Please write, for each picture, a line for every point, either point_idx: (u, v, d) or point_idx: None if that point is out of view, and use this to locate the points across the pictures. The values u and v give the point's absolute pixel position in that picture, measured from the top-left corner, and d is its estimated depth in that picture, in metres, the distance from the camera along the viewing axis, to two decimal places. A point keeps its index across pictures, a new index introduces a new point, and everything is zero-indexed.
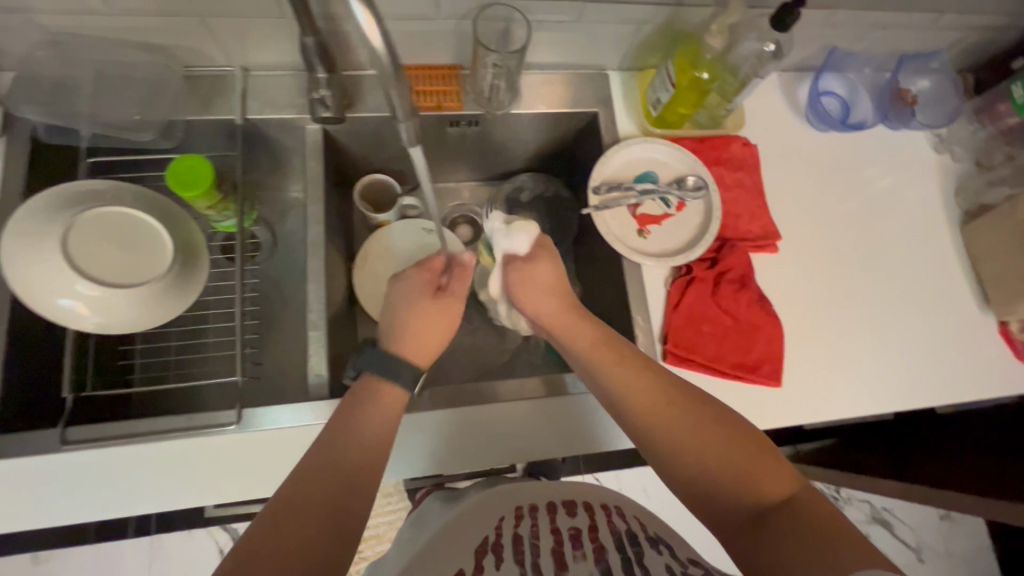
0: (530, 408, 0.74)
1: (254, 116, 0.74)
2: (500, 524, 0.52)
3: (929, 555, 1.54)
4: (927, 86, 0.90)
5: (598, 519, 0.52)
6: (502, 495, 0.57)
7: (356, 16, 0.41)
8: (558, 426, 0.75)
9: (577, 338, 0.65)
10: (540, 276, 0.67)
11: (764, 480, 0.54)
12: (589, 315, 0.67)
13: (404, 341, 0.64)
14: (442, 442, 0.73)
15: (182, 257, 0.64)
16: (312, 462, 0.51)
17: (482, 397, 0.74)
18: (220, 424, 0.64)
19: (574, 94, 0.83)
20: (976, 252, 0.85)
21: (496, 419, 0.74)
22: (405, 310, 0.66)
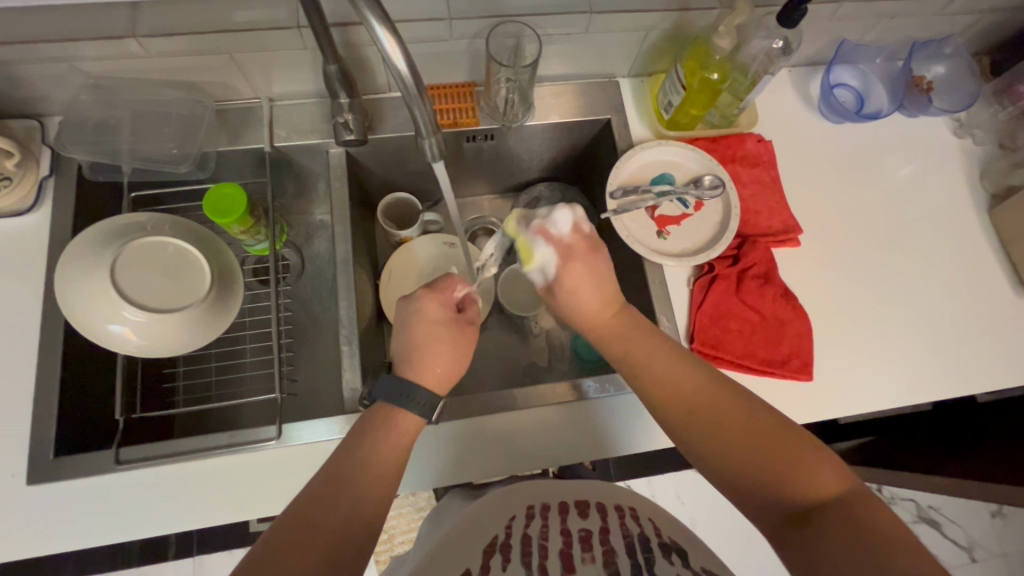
0: (557, 412, 0.75)
1: (281, 143, 0.78)
2: (511, 524, 0.53)
3: (982, 554, 1.48)
4: (943, 72, 0.90)
5: (610, 522, 0.52)
6: (514, 495, 0.59)
7: (382, 43, 0.44)
8: (584, 434, 0.75)
9: (617, 342, 0.67)
10: (578, 275, 0.69)
11: (816, 482, 0.52)
12: (629, 316, 0.68)
13: (434, 373, 0.64)
14: (475, 451, 0.74)
15: (219, 282, 0.67)
16: (311, 501, 0.52)
17: (512, 404, 0.75)
18: (262, 439, 0.66)
19: (586, 103, 0.85)
20: (1008, 234, 0.83)
21: (522, 428, 0.75)
22: (422, 334, 0.65)
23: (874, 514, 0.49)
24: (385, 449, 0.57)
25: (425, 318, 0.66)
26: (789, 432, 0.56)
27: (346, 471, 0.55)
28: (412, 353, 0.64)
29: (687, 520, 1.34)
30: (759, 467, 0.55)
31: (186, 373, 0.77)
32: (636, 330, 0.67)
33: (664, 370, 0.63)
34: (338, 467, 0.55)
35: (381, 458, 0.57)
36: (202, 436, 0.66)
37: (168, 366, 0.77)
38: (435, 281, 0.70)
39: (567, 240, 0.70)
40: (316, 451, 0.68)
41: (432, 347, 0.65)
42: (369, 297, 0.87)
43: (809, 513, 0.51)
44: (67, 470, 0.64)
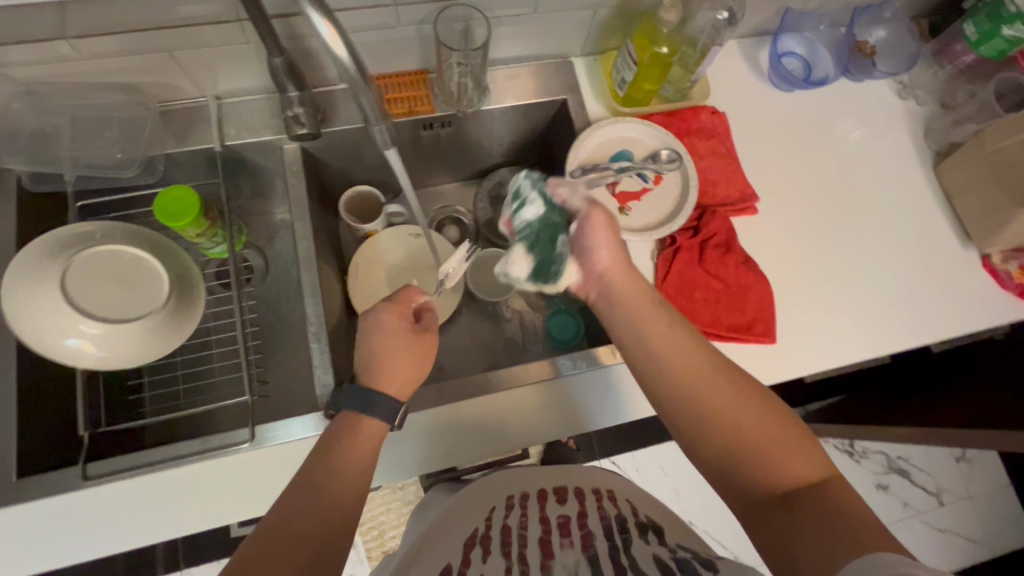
0: (535, 391, 0.76)
1: (231, 141, 0.76)
2: (491, 515, 0.54)
3: (950, 497, 1.56)
4: (883, 36, 0.92)
5: (587, 507, 0.54)
6: (495, 488, 0.60)
7: (321, 32, 0.43)
8: (563, 408, 0.77)
9: (624, 299, 0.67)
10: (602, 237, 0.69)
11: (803, 463, 0.53)
12: (640, 280, 0.68)
13: (395, 382, 0.64)
14: (456, 435, 0.75)
15: (178, 288, 0.66)
16: (285, 510, 0.52)
17: (488, 386, 0.75)
18: (233, 443, 0.65)
19: (540, 84, 0.85)
20: (952, 189, 0.87)
21: (502, 410, 0.76)
22: (381, 342, 0.65)
23: (854, 499, 0.49)
24: (354, 455, 0.57)
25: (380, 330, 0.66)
26: (786, 417, 0.56)
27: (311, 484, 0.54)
28: (373, 362, 0.64)
29: (671, 490, 1.38)
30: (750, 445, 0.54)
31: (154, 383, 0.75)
32: (650, 306, 0.66)
33: (665, 336, 0.62)
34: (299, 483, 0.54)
35: (346, 466, 0.56)
36: (174, 445, 0.65)
37: (133, 377, 0.75)
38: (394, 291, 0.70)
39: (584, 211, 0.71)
40: (294, 450, 0.67)
41: (391, 357, 0.65)
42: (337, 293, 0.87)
43: (792, 491, 0.51)
44: (35, 491, 0.62)
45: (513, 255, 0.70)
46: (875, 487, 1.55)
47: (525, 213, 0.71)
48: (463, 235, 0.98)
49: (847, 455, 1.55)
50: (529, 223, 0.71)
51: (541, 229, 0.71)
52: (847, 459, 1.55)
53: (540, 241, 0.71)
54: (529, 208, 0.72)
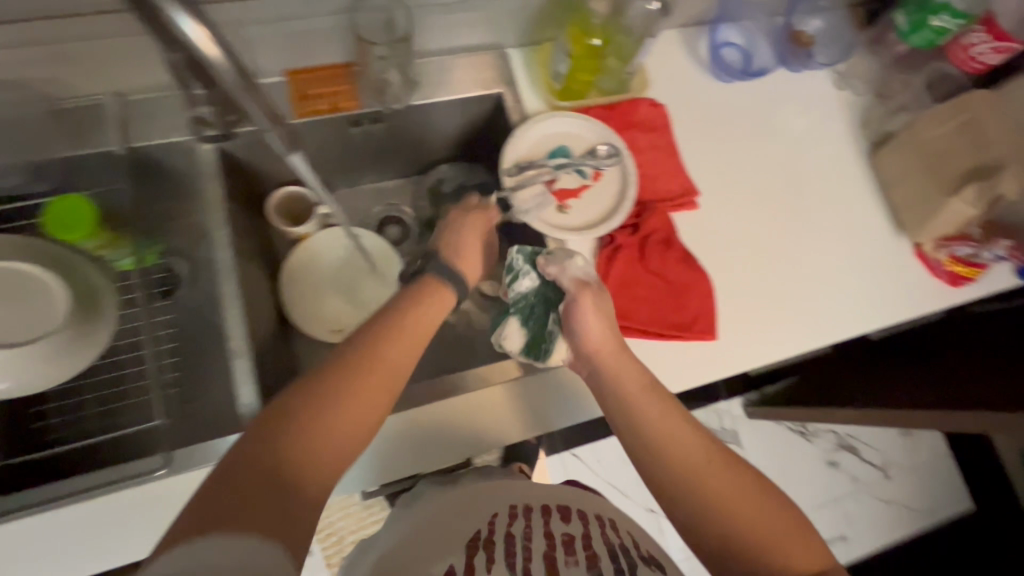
0: (508, 391, 0.74)
1: (137, 142, 0.69)
2: (493, 520, 0.51)
3: (895, 471, 1.62)
4: (820, 25, 0.92)
5: (592, 528, 0.52)
6: (489, 492, 0.56)
7: (186, 29, 0.39)
8: (534, 409, 0.74)
9: (620, 381, 0.64)
10: (593, 316, 0.67)
11: (802, 555, 0.55)
12: (634, 358, 0.66)
13: (470, 265, 0.73)
14: (420, 440, 0.72)
15: (82, 305, 0.60)
16: (264, 438, 0.47)
17: (439, 392, 0.72)
18: (148, 470, 0.61)
19: (474, 77, 0.81)
20: (886, 179, 0.87)
21: (479, 412, 0.73)
22: (463, 230, 0.74)
23: None
24: (358, 403, 0.52)
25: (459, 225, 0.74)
26: (782, 504, 0.58)
27: (339, 396, 0.51)
28: (452, 244, 0.73)
29: (633, 479, 1.43)
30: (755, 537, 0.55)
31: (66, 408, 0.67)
32: (646, 388, 0.63)
33: (667, 423, 0.60)
34: (331, 384, 0.52)
35: (376, 388, 0.53)
36: (84, 476, 0.61)
37: (38, 402, 0.66)
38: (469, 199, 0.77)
39: (574, 286, 0.70)
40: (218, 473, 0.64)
41: (468, 245, 0.73)
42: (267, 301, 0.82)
43: None
44: None
45: (506, 328, 0.73)
46: (826, 465, 1.59)
47: (519, 287, 0.74)
48: (405, 234, 0.95)
49: (800, 436, 1.60)
50: (522, 297, 0.74)
51: (536, 302, 0.74)
52: (799, 439, 1.59)
53: (534, 314, 0.74)
54: (522, 280, 0.74)
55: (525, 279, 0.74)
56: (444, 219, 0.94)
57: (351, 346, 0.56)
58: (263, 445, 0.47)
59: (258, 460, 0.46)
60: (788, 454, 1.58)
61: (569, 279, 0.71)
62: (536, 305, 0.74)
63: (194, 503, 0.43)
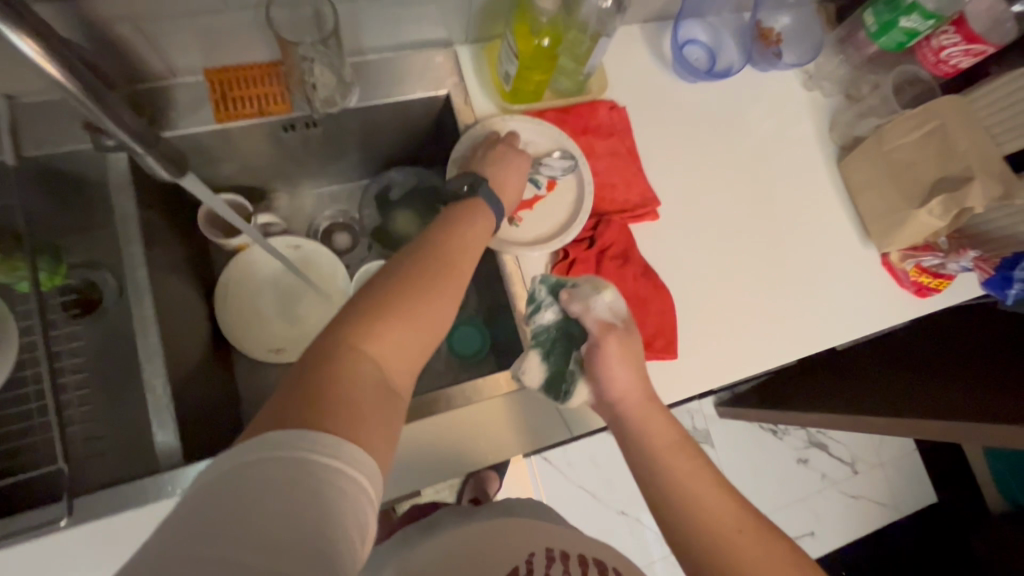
0: (477, 414, 0.69)
1: (32, 152, 0.62)
2: (532, 560, 0.51)
3: (862, 466, 1.64)
4: (788, 22, 0.88)
5: None
6: (522, 527, 0.54)
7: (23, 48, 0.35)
8: (504, 429, 0.71)
9: (650, 436, 0.60)
10: (621, 363, 0.62)
11: None
12: (665, 411, 0.63)
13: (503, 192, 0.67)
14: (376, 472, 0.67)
15: None
16: (333, 335, 0.43)
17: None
18: (48, 522, 0.54)
19: (418, 77, 0.75)
20: (854, 186, 0.84)
21: (451, 436, 0.69)
22: (493, 159, 0.68)
23: None
24: (434, 306, 0.48)
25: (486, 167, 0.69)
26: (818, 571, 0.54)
27: (414, 299, 0.47)
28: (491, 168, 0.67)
29: (603, 481, 1.40)
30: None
31: None
32: (676, 445, 0.60)
33: (696, 483, 0.57)
34: (388, 290, 0.47)
35: (447, 295, 0.50)
36: None
37: None
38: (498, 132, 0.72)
39: (601, 324, 0.63)
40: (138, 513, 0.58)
41: (504, 174, 0.68)
42: (196, 321, 0.76)
43: None
44: None
45: (524, 361, 0.65)
46: (796, 462, 1.60)
47: (541, 319, 0.67)
48: (354, 242, 0.89)
49: (771, 435, 1.59)
50: (542, 330, 0.67)
51: (557, 336, 0.67)
52: (769, 437, 1.59)
53: (556, 349, 0.66)
54: (544, 313, 0.67)
55: (553, 309, 0.67)
56: (393, 227, 0.87)
57: (418, 253, 0.52)
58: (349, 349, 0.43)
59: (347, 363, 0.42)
60: (758, 452, 1.58)
61: (593, 323, 0.64)
62: (558, 335, 0.67)
63: (271, 403, 0.39)
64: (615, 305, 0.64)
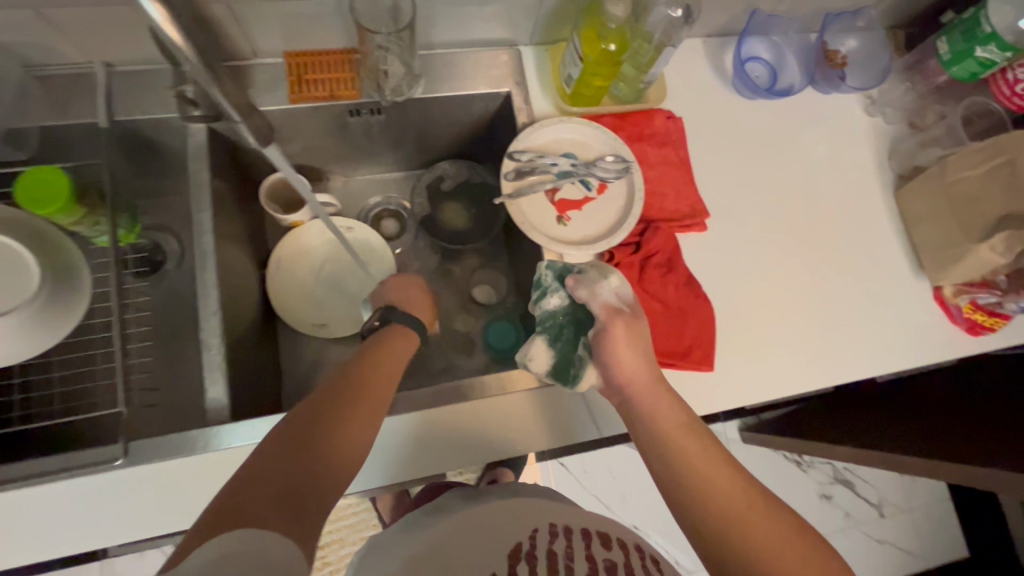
0: (504, 406, 0.70)
1: (122, 118, 0.67)
2: (534, 534, 0.47)
3: (890, 510, 1.58)
4: (855, 45, 0.87)
5: (633, 558, 0.47)
6: (527, 504, 0.52)
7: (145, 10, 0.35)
8: (533, 426, 0.70)
9: (657, 419, 0.59)
10: (626, 348, 0.62)
11: None
12: (674, 394, 0.61)
13: (531, 205, 0.74)
14: (400, 452, 0.68)
15: (53, 281, 0.60)
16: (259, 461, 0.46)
17: (419, 401, 0.68)
18: (106, 460, 0.59)
19: (484, 74, 0.77)
20: (910, 216, 0.83)
21: (476, 423, 0.69)
22: (521, 175, 0.74)
23: None
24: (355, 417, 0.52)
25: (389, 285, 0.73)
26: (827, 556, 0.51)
27: (334, 407, 0.52)
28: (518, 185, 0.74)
29: (619, 493, 1.39)
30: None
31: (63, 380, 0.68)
32: (683, 428, 0.58)
33: (702, 464, 0.55)
34: (313, 411, 0.51)
35: (369, 397, 0.55)
36: (42, 459, 0.58)
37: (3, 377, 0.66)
38: (529, 138, 0.75)
39: (608, 308, 0.64)
40: (191, 461, 0.62)
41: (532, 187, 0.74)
42: (250, 291, 0.80)
43: None
44: None
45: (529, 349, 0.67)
46: (819, 497, 1.55)
47: (546, 304, 0.68)
48: (403, 228, 0.92)
49: (795, 465, 1.55)
50: (550, 315, 0.68)
51: (565, 322, 0.68)
52: (794, 468, 1.55)
53: (563, 335, 0.67)
54: (551, 298, 0.68)
55: (557, 293, 0.68)
56: (440, 217, 0.90)
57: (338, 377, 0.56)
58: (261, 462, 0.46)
59: (262, 471, 0.45)
60: (780, 483, 1.54)
61: (601, 309, 0.64)
62: (564, 320, 0.67)
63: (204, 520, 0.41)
64: (621, 289, 0.66)
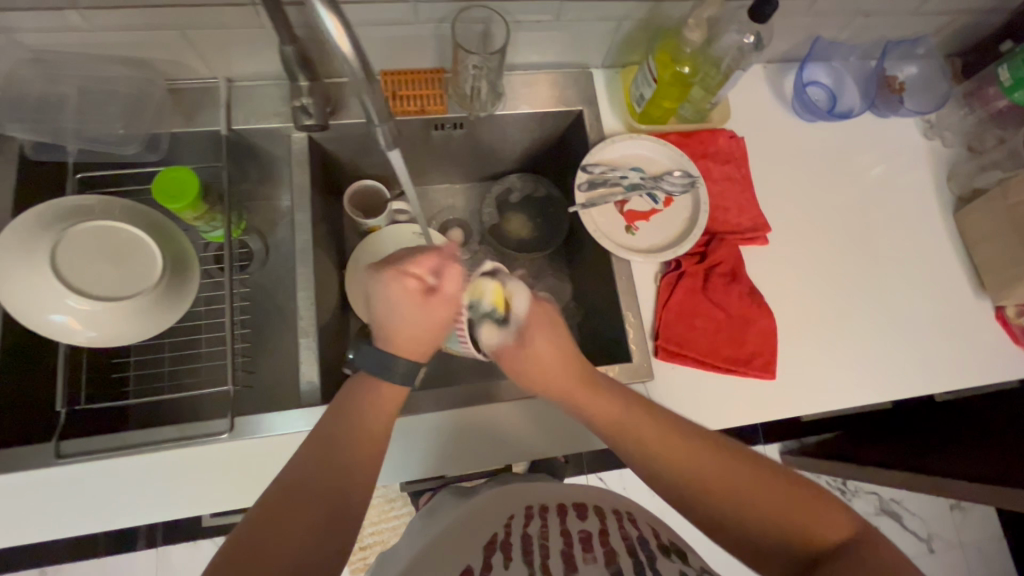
0: (523, 409, 0.73)
1: (239, 126, 0.74)
2: (509, 521, 0.53)
3: (940, 545, 1.52)
4: (915, 72, 0.90)
5: (609, 524, 0.52)
6: (512, 495, 0.59)
7: (326, 27, 0.40)
8: (559, 426, 0.74)
9: (579, 402, 0.64)
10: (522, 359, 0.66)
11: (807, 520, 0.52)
12: (589, 374, 0.65)
13: (603, 218, 0.79)
14: (443, 444, 0.73)
15: (172, 268, 0.68)
16: (253, 531, 0.47)
17: (481, 397, 0.72)
18: (213, 432, 0.64)
19: (558, 93, 0.83)
20: (970, 236, 0.84)
21: (496, 424, 0.73)
22: (592, 190, 0.79)
23: (870, 549, 0.49)
24: (358, 463, 0.55)
25: (373, 276, 0.63)
26: (772, 474, 0.55)
27: (327, 464, 0.53)
28: (591, 198, 0.79)
29: (659, 510, 1.38)
30: (779, 526, 0.52)
31: (173, 360, 0.76)
32: (605, 400, 0.63)
33: (635, 428, 0.60)
34: (305, 469, 0.52)
35: (364, 450, 0.56)
36: (154, 428, 0.64)
37: (119, 356, 0.74)
38: (598, 156, 0.80)
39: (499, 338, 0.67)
40: (287, 438, 0.66)
41: (604, 202, 0.79)
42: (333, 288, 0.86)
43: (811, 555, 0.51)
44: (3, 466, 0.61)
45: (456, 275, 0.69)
46: None
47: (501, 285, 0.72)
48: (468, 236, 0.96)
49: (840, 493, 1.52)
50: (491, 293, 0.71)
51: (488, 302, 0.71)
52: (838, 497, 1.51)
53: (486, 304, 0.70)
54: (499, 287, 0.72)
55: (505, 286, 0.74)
56: (506, 227, 0.95)
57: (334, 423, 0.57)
58: (245, 537, 0.47)
59: (254, 540, 0.47)
60: None
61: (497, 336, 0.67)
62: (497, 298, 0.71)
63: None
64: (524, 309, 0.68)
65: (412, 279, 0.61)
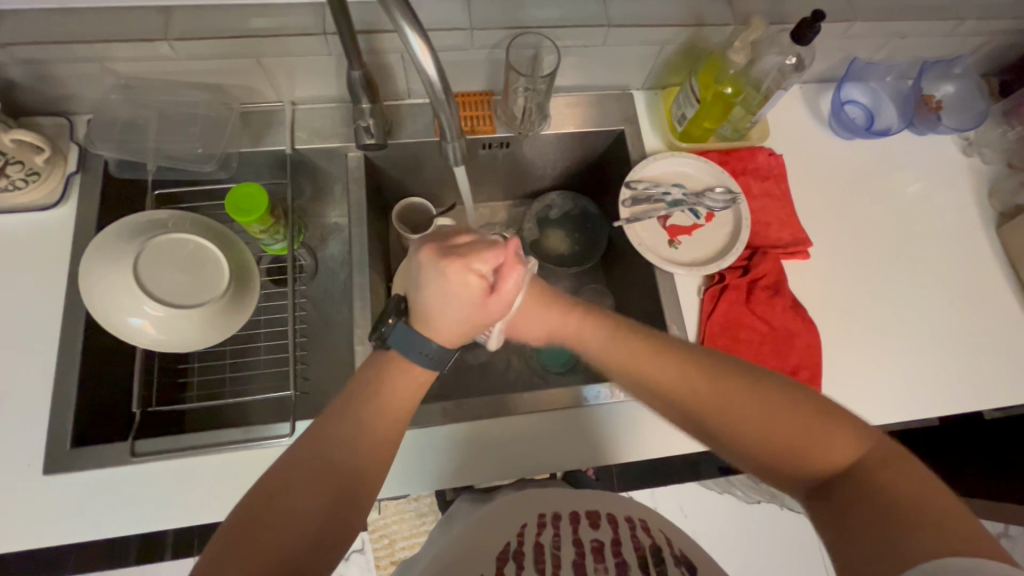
0: (546, 419, 0.75)
1: (302, 146, 0.79)
2: (523, 530, 0.49)
3: None
4: (951, 91, 0.92)
5: (621, 533, 0.49)
6: (528, 500, 0.55)
7: (412, 46, 0.48)
8: (585, 438, 0.75)
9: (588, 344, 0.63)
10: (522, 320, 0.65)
11: (823, 451, 0.51)
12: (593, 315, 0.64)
13: (646, 231, 0.81)
14: (475, 455, 0.73)
15: (237, 279, 0.71)
16: (242, 520, 0.47)
17: (517, 406, 0.74)
18: (275, 435, 0.66)
19: (601, 113, 0.87)
20: (1016, 252, 0.84)
21: (521, 434, 0.74)
22: (635, 206, 0.82)
23: (891, 476, 0.48)
24: (356, 454, 0.53)
25: (429, 262, 0.58)
26: (790, 406, 0.53)
27: (320, 455, 0.52)
28: (634, 213, 0.81)
29: None
30: (778, 447, 0.52)
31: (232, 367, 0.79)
32: (610, 338, 0.62)
33: (646, 366, 0.58)
34: (299, 459, 0.51)
35: (365, 440, 0.54)
36: (218, 430, 0.67)
37: (183, 361, 0.78)
38: (640, 173, 0.83)
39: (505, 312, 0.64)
40: None
41: (647, 217, 0.81)
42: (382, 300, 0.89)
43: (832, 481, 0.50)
44: (81, 460, 0.64)
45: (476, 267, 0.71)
46: None
47: None
48: None
49: None
50: None
51: None
52: None
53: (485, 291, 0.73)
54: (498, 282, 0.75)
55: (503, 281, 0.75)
56: (544, 242, 0.97)
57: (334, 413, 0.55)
58: (231, 526, 0.46)
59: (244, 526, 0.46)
60: None
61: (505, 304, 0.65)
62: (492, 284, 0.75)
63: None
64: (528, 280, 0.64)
65: (474, 276, 0.57)
